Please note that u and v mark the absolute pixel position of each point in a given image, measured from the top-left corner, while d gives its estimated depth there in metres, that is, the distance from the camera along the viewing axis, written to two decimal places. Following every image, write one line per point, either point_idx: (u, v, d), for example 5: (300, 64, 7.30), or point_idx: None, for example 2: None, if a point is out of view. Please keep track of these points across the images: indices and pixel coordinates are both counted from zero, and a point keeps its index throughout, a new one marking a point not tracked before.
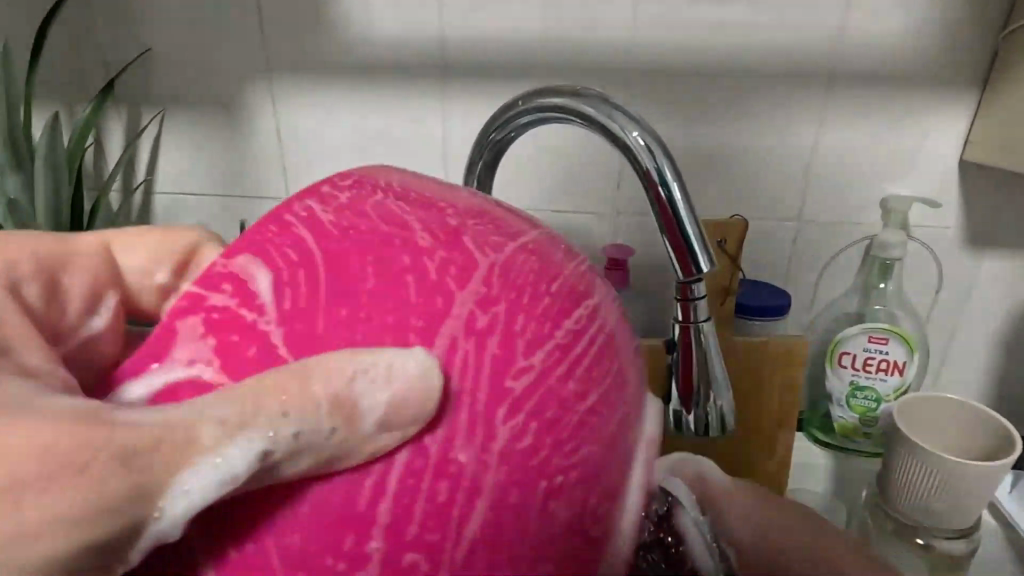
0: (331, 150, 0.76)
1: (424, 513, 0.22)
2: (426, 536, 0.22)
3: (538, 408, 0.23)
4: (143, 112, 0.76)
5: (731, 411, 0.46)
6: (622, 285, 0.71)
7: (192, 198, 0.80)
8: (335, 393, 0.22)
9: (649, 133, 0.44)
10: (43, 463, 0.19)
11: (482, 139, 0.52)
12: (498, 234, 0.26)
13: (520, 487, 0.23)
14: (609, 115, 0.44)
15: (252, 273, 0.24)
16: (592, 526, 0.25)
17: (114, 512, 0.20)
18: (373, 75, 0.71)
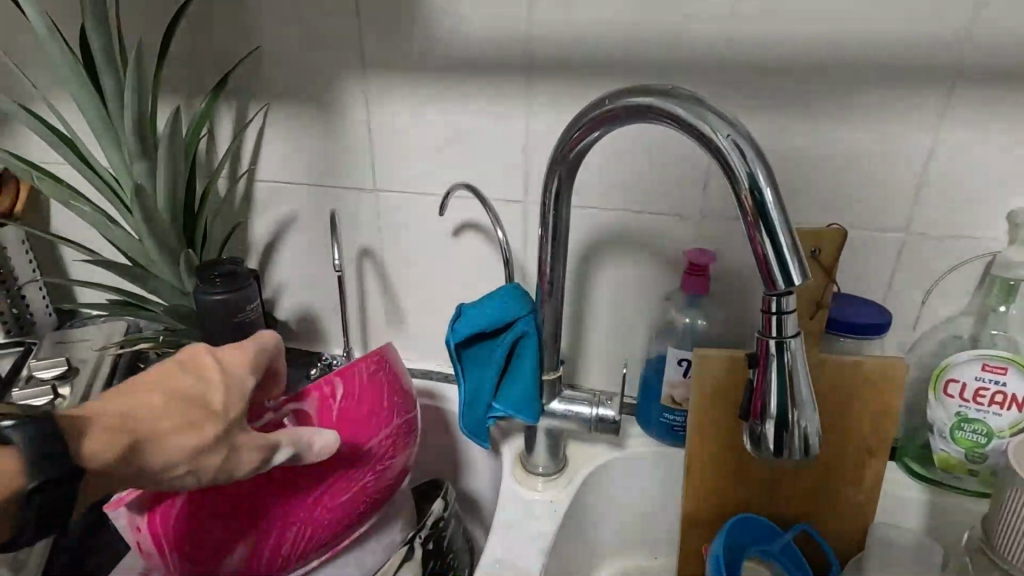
0: (417, 145, 0.78)
1: (328, 490, 0.57)
2: (319, 500, 0.56)
3: (382, 473, 0.60)
4: (250, 106, 0.82)
5: (817, 436, 0.43)
6: (701, 293, 0.68)
7: (289, 187, 0.86)
8: (307, 445, 0.51)
9: (742, 134, 0.42)
10: (255, 441, 0.47)
11: (566, 136, 0.52)
12: (407, 405, 0.63)
13: (359, 494, 0.59)
14: (699, 115, 0.43)
15: (337, 387, 0.58)
16: (355, 516, 0.61)
17: (260, 459, 0.48)
18: (462, 73, 0.73)
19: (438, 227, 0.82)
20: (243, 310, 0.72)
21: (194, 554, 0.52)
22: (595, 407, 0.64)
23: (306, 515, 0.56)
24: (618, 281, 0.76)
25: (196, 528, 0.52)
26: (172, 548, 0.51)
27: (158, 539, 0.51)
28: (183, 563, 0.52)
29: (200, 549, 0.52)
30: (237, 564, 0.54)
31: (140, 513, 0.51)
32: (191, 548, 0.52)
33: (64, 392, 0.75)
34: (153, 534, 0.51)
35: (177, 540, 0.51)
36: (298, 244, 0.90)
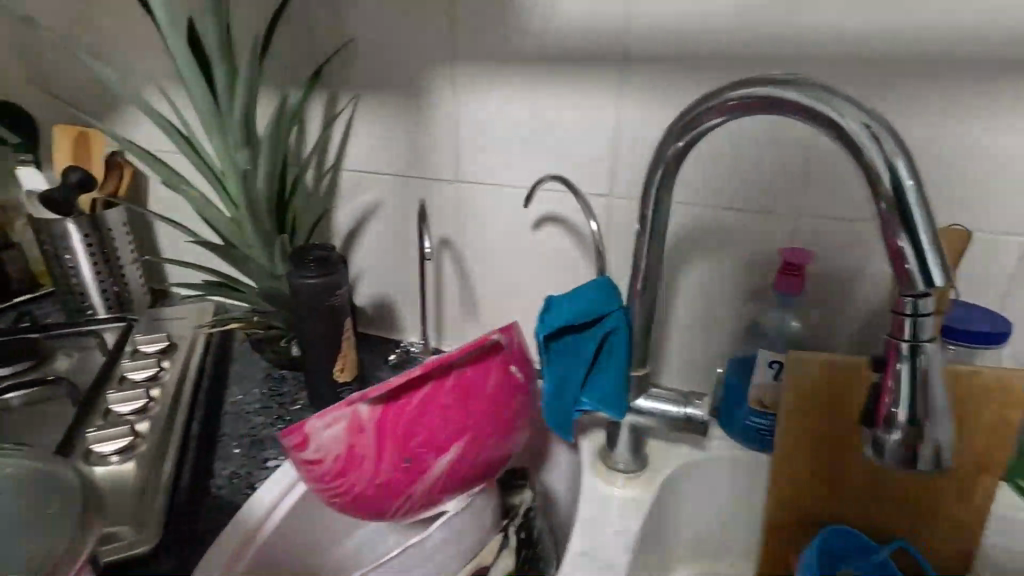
0: (503, 137, 0.78)
1: (510, 417, 0.57)
2: (502, 426, 0.56)
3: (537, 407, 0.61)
4: (341, 97, 0.85)
5: (950, 447, 0.41)
6: (797, 293, 0.66)
7: (375, 177, 0.88)
8: None
9: (879, 124, 0.40)
10: None
11: (673, 127, 0.51)
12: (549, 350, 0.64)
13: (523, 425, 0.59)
14: (832, 106, 0.41)
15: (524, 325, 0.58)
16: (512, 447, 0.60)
17: None
18: (552, 65, 0.73)
19: (520, 219, 0.82)
20: (334, 294, 0.74)
21: (414, 454, 0.52)
22: (683, 406, 0.63)
23: (491, 438, 0.56)
24: (703, 279, 0.74)
25: (421, 428, 0.52)
26: (395, 446, 0.51)
27: (384, 435, 0.51)
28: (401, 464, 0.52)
29: (420, 448, 0.52)
30: (442, 471, 0.54)
31: (367, 409, 0.50)
32: (413, 446, 0.52)
33: (165, 365, 0.78)
34: (382, 429, 0.51)
35: (402, 436, 0.51)
36: (379, 232, 0.92)
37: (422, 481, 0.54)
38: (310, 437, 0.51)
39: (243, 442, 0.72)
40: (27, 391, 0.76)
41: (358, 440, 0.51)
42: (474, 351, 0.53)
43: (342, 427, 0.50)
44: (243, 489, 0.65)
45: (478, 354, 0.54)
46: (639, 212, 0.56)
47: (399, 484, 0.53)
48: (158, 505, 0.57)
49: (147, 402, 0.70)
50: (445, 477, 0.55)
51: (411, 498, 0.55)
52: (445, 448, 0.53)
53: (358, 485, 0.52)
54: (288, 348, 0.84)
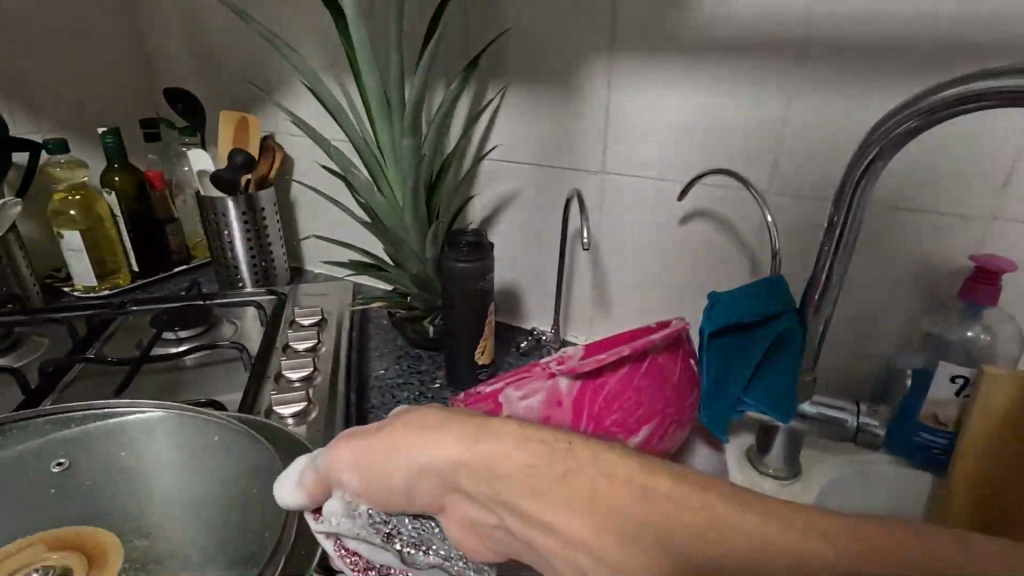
0: (656, 129, 0.77)
1: (687, 409, 0.58)
2: (681, 417, 0.57)
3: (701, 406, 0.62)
4: (490, 87, 0.86)
5: None
6: (991, 304, 0.60)
7: (516, 166, 0.89)
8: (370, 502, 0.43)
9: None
10: None
11: (894, 114, 0.49)
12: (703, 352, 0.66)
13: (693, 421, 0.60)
14: None
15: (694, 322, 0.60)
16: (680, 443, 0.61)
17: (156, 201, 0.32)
18: (717, 55, 0.71)
19: (665, 214, 0.81)
20: (484, 278, 0.76)
21: (606, 431, 0.54)
22: (858, 416, 0.61)
23: (672, 428, 0.56)
24: (870, 283, 0.70)
25: (612, 407, 0.54)
26: (589, 422, 0.54)
27: (579, 410, 0.54)
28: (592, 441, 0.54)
29: (613, 427, 0.54)
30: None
31: (566, 382, 0.54)
32: (606, 423, 0.54)
33: (320, 338, 0.84)
34: (579, 403, 0.53)
35: (596, 412, 0.54)
36: (514, 221, 0.93)
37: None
38: (506, 405, 0.54)
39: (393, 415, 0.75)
40: (202, 354, 0.83)
41: (553, 413, 0.54)
42: (666, 339, 0.57)
43: (539, 398, 0.54)
44: None
45: (668, 342, 0.57)
46: (828, 215, 0.56)
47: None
48: None
49: (312, 370, 0.75)
50: None
51: None
52: (634, 429, 0.55)
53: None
54: (427, 328, 0.88)
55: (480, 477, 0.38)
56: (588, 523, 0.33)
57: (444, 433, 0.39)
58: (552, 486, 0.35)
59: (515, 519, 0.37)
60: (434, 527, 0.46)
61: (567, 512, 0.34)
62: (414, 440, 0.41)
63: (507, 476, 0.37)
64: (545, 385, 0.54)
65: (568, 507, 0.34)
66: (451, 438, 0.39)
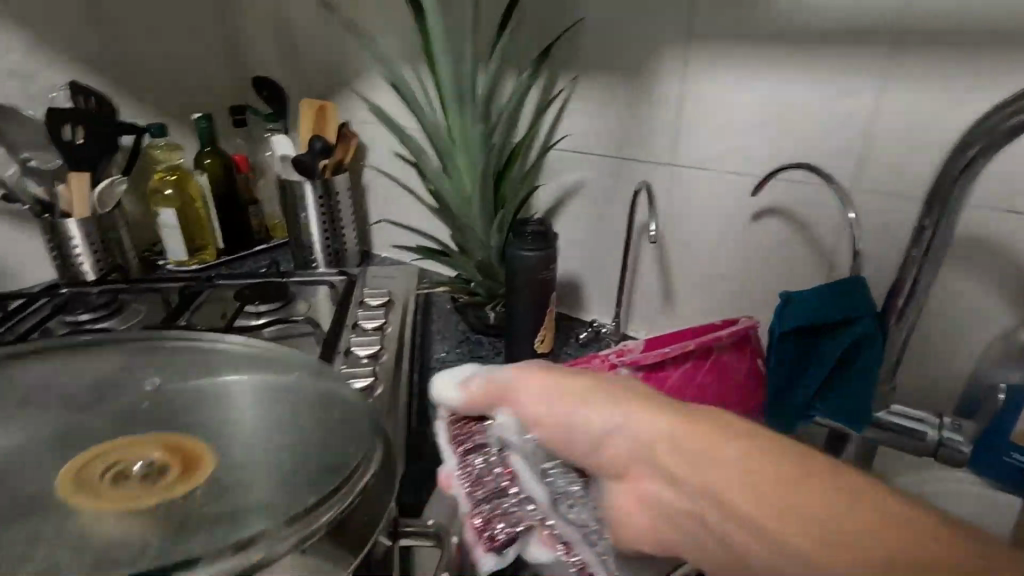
0: (730, 121, 0.75)
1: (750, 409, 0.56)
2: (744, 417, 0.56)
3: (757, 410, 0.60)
4: (560, 77, 0.86)
5: None
6: None
7: (582, 157, 0.89)
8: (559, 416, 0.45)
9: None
10: None
11: (1005, 107, 0.45)
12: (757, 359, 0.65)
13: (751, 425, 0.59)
14: None
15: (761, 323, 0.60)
16: None
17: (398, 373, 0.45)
18: (800, 43, 0.68)
19: (735, 208, 0.78)
20: (547, 268, 0.77)
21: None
22: (942, 429, 0.57)
23: None
24: (960, 290, 0.65)
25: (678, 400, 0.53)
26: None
27: None
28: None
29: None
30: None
31: (627, 373, 0.53)
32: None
33: (387, 318, 0.87)
34: None
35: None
36: (578, 212, 0.93)
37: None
38: None
39: None
40: (279, 326, 0.88)
41: None
42: (732, 337, 0.56)
43: None
44: None
45: (734, 341, 0.56)
46: (918, 213, 0.52)
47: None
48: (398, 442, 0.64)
49: (378, 348, 0.78)
50: None
51: None
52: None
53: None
54: (489, 315, 0.89)
55: (676, 450, 0.38)
56: (763, 507, 0.33)
57: (652, 407, 0.40)
58: (747, 481, 0.34)
59: (689, 496, 0.37)
60: (580, 490, 0.46)
61: (758, 505, 0.34)
62: (606, 400, 0.42)
63: (697, 450, 0.37)
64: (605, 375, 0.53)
65: (763, 495, 0.33)
66: (657, 412, 0.40)
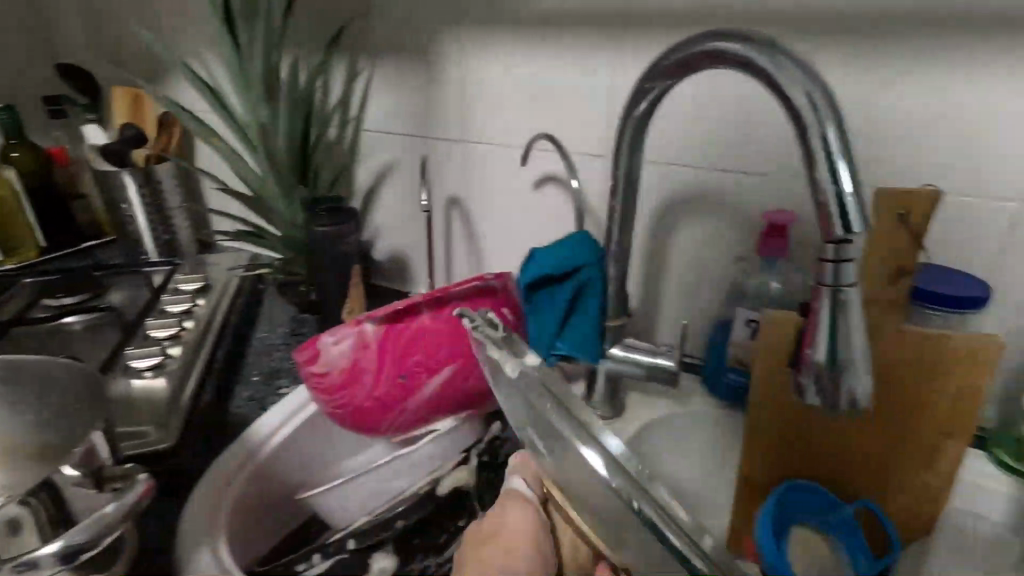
0: (503, 99, 0.82)
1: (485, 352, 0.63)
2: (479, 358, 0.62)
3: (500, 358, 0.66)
4: (360, 59, 0.90)
5: (866, 394, 0.43)
6: (780, 254, 0.67)
7: (390, 136, 0.94)
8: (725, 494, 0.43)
9: (821, 92, 0.41)
10: None
11: (636, 95, 0.53)
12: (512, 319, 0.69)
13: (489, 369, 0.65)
14: (784, 74, 0.42)
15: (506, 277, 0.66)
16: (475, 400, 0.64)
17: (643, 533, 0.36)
18: (553, 25, 0.76)
19: (521, 178, 0.86)
20: (341, 242, 0.80)
21: (409, 371, 0.59)
22: (655, 356, 0.64)
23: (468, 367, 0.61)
24: (696, 238, 0.76)
25: (419, 346, 0.59)
26: (394, 362, 0.59)
27: (385, 351, 0.59)
28: (396, 379, 0.59)
29: (416, 366, 0.59)
30: (435, 392, 0.60)
31: (371, 327, 0.58)
32: (409, 363, 0.59)
33: (199, 301, 0.89)
34: (385, 346, 0.58)
35: (399, 353, 0.59)
36: (394, 190, 0.98)
37: (414, 397, 0.60)
38: (322, 351, 0.59)
39: (261, 375, 0.80)
40: (88, 318, 0.85)
41: (365, 351, 0.59)
42: (466, 290, 0.62)
43: (350, 343, 0.59)
44: (256, 410, 0.74)
45: (471, 294, 0.63)
46: (613, 170, 0.59)
47: (394, 397, 0.60)
48: (179, 415, 0.67)
49: (179, 329, 0.80)
50: (436, 400, 0.61)
51: (402, 416, 0.61)
52: (437, 369, 0.60)
53: (359, 397, 0.60)
54: (307, 292, 0.91)
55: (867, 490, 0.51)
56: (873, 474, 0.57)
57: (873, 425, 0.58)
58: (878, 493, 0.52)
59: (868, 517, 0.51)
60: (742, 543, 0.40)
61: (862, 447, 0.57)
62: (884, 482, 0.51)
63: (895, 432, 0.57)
64: (353, 331, 0.58)
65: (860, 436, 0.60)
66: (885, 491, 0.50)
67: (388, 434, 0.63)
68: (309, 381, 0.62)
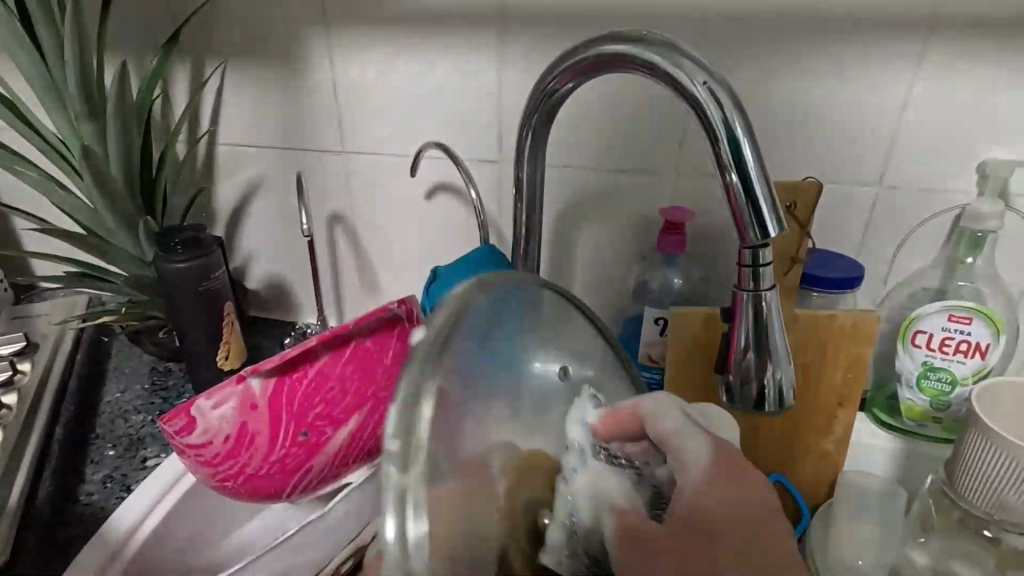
0: (383, 105, 0.76)
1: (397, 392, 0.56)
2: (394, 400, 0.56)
3: None
4: (207, 63, 0.78)
5: (790, 386, 0.44)
6: (678, 251, 0.68)
7: (253, 149, 0.83)
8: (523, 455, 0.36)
9: (727, 94, 0.40)
10: None
11: (532, 103, 0.50)
12: None
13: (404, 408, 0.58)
14: (688, 76, 0.40)
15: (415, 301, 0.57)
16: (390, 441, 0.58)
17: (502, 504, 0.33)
18: (432, 24, 0.70)
19: (409, 190, 0.80)
20: (207, 278, 0.69)
21: (310, 427, 0.51)
22: None
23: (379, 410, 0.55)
24: (596, 241, 0.75)
25: (320, 396, 0.51)
26: (290, 420, 0.50)
27: (279, 410, 0.50)
28: (295, 438, 0.51)
29: (318, 421, 0.52)
30: (342, 444, 0.54)
31: (259, 383, 0.49)
32: (309, 419, 0.51)
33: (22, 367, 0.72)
34: (277, 403, 0.50)
35: (297, 410, 0.50)
36: (265, 211, 0.87)
37: (320, 455, 0.53)
38: (198, 417, 0.49)
39: (118, 448, 0.66)
40: None
41: (253, 412, 0.49)
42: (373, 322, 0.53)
43: (231, 405, 0.49)
44: (117, 492, 0.61)
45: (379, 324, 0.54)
46: (515, 178, 0.55)
47: (295, 459, 0.52)
48: (3, 522, 0.56)
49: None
50: (345, 451, 0.55)
51: (309, 474, 0.54)
52: (343, 420, 0.53)
53: (252, 464, 0.51)
54: (169, 339, 0.77)
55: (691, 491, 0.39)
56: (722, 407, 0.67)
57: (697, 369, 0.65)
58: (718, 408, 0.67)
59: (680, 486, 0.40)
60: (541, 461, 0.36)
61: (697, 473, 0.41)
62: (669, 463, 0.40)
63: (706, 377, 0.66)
64: (236, 390, 0.49)
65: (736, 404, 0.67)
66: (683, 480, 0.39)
67: (291, 497, 0.55)
68: (187, 453, 0.51)
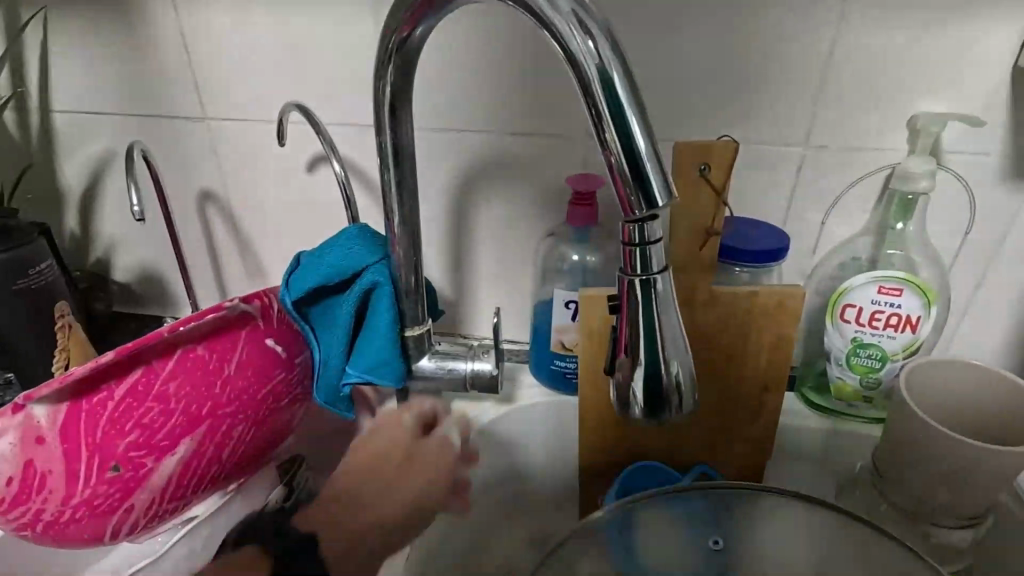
0: (244, 61, 0.64)
1: (246, 407, 0.47)
2: (242, 417, 0.47)
3: (277, 401, 0.50)
4: (23, 9, 0.65)
5: (690, 384, 0.37)
6: (589, 224, 0.60)
7: (95, 116, 0.69)
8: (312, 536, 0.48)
9: (600, 27, 0.31)
10: None
11: (383, 47, 0.40)
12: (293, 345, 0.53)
13: (260, 425, 0.49)
14: (552, 2, 0.31)
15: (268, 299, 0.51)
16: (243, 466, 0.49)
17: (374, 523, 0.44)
18: None
19: (286, 162, 0.69)
20: (25, 274, 0.57)
21: (122, 460, 0.41)
22: (470, 362, 0.56)
23: (221, 430, 0.46)
24: (503, 216, 0.67)
25: (134, 419, 0.42)
26: (92, 452, 0.41)
27: (76, 440, 0.40)
28: (103, 475, 0.41)
29: (132, 452, 0.42)
30: (173, 477, 0.44)
31: (47, 409, 0.40)
32: (119, 450, 0.41)
33: None
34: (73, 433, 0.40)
35: (101, 439, 0.41)
36: (120, 190, 0.74)
37: (141, 493, 0.43)
38: None
39: None
40: None
41: (41, 445, 0.40)
42: (207, 325, 0.45)
43: (10, 440, 0.39)
44: None
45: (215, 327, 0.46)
46: (376, 142, 0.45)
47: (108, 500, 0.42)
48: None
49: None
50: (180, 485, 0.45)
51: (131, 517, 0.44)
52: (170, 448, 0.43)
53: (48, 510, 0.41)
54: None
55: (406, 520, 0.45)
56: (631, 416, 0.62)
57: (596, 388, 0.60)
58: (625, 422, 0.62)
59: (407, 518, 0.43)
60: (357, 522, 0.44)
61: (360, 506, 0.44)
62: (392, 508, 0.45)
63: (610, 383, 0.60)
64: (14, 421, 0.39)
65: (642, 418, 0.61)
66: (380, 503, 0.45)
67: (116, 543, 0.45)
68: None
